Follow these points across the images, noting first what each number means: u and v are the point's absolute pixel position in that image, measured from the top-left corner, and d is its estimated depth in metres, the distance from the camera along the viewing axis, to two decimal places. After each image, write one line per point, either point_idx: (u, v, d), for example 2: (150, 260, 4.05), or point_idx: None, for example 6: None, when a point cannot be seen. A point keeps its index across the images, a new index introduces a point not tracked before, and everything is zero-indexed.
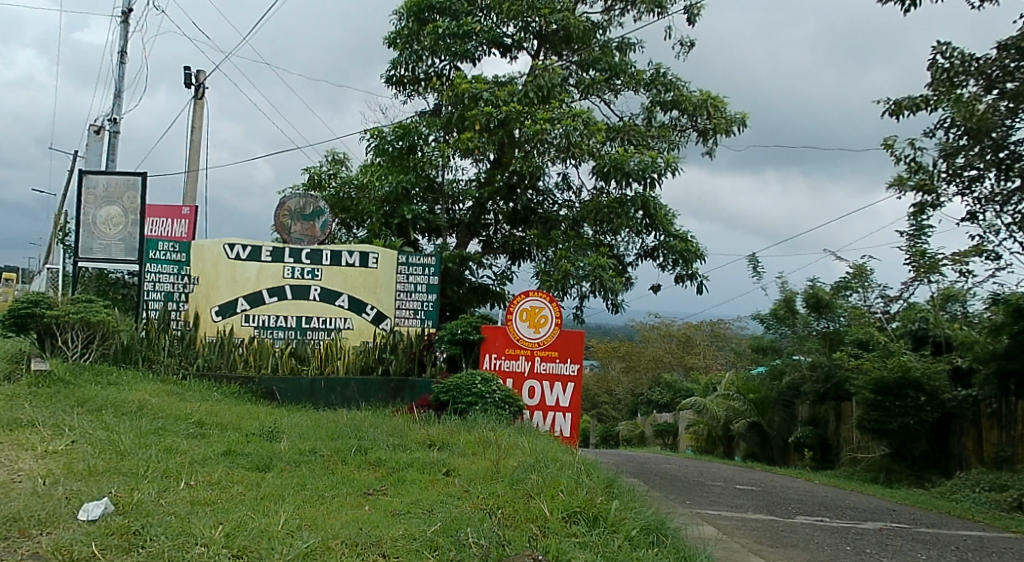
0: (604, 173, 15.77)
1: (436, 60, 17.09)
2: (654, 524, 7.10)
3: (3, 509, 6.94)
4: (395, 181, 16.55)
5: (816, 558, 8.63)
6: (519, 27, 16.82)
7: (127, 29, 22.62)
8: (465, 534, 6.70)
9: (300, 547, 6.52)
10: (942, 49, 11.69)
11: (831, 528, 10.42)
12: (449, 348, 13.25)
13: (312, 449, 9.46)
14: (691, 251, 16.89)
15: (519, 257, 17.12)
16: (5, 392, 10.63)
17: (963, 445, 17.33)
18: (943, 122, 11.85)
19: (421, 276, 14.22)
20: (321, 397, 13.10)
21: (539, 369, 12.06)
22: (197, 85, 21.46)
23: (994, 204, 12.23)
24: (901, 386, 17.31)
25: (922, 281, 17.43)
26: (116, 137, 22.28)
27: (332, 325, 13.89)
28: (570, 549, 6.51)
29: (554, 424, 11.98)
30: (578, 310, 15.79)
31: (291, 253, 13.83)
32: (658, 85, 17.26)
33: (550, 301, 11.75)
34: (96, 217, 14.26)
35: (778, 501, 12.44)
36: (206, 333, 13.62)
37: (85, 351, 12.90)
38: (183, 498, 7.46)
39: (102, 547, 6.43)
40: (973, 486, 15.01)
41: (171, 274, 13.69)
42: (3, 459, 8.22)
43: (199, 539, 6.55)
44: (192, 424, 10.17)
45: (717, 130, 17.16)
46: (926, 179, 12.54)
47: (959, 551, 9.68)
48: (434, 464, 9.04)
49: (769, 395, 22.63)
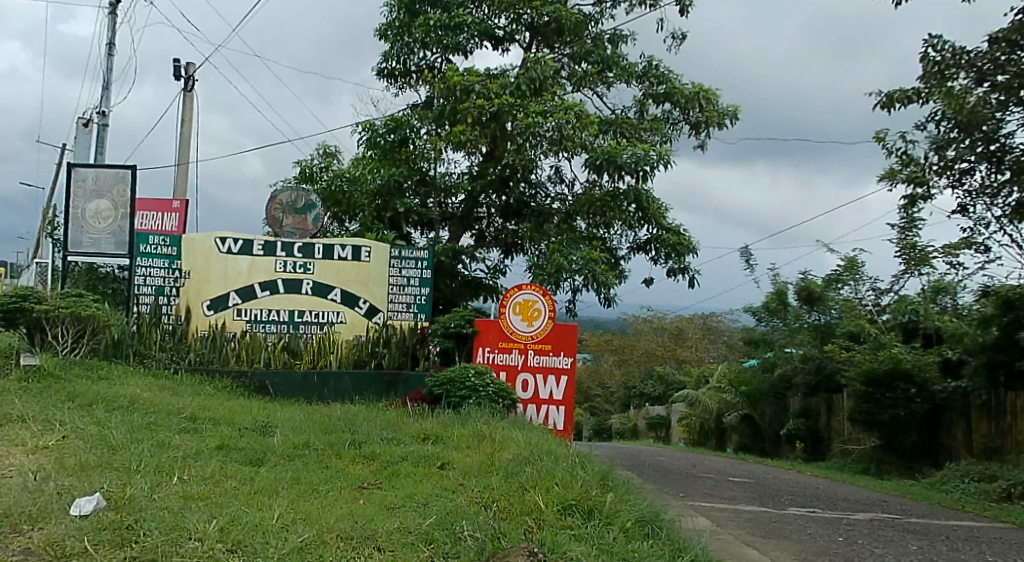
0: (597, 165, 15.79)
1: (427, 53, 17.06)
2: (647, 516, 7.16)
3: None
4: (387, 174, 16.52)
5: (809, 549, 8.67)
6: (511, 19, 16.91)
7: (115, 21, 22.58)
8: (461, 527, 6.75)
9: (294, 541, 6.55)
10: (933, 41, 11.71)
11: (823, 518, 10.48)
12: (443, 341, 13.31)
13: (305, 443, 9.48)
14: (684, 245, 16.93)
15: (512, 250, 17.21)
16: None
17: (952, 436, 17.42)
18: (933, 115, 11.85)
19: (414, 270, 14.09)
20: (314, 391, 13.18)
21: (532, 361, 12.10)
22: (187, 77, 21.41)
23: (985, 197, 12.30)
24: (891, 377, 17.44)
25: (912, 274, 17.50)
26: (105, 130, 22.23)
27: (326, 319, 13.88)
28: (565, 542, 6.53)
29: (548, 417, 12.03)
30: (571, 304, 15.87)
31: (284, 246, 13.83)
32: (650, 77, 17.34)
33: (543, 295, 11.73)
34: (85, 210, 14.23)
35: (770, 493, 12.48)
36: (198, 327, 13.61)
37: (76, 346, 12.95)
38: (176, 493, 7.48)
39: (95, 543, 6.42)
40: (962, 476, 15.11)
41: (161, 267, 13.65)
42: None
43: (193, 534, 6.57)
44: (184, 419, 10.18)
45: (709, 122, 17.19)
46: (918, 171, 12.57)
47: (950, 541, 9.75)
48: (428, 457, 9.08)
49: (761, 387, 22.78)
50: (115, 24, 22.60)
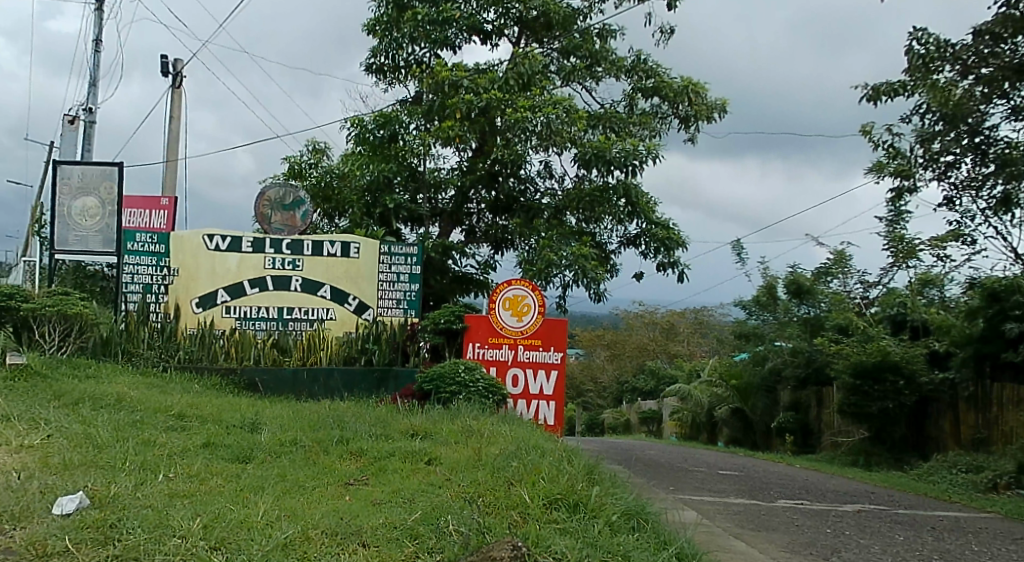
0: (586, 160, 15.78)
1: (416, 48, 17.05)
2: (634, 509, 7.18)
3: None
4: (376, 169, 16.55)
5: (796, 541, 8.69)
6: (499, 14, 16.85)
7: (100, 16, 22.52)
8: (445, 522, 6.76)
9: (278, 538, 6.54)
10: (918, 35, 11.72)
11: (811, 510, 10.51)
12: (432, 338, 13.40)
13: (292, 439, 9.48)
14: (673, 239, 16.92)
15: (503, 245, 17.13)
16: None
17: (940, 427, 17.45)
18: (919, 108, 11.84)
19: (404, 266, 14.17)
20: (304, 387, 13.16)
21: (522, 357, 12.10)
22: (175, 74, 21.38)
23: (970, 190, 12.29)
24: (880, 369, 17.51)
25: (901, 266, 17.53)
26: (91, 127, 22.16)
27: (315, 316, 13.86)
28: (550, 535, 6.50)
29: (538, 412, 12.02)
30: (561, 300, 15.86)
31: (272, 243, 13.81)
32: (639, 71, 17.35)
33: (533, 290, 11.76)
34: (72, 208, 14.20)
35: (760, 485, 12.50)
36: (187, 325, 13.58)
37: (62, 344, 12.95)
38: (161, 491, 7.47)
39: (77, 541, 6.41)
40: (950, 467, 15.15)
41: (149, 265, 13.55)
42: None
43: (177, 531, 6.57)
44: (172, 417, 10.16)
45: (698, 116, 17.15)
46: (904, 164, 12.58)
47: (936, 531, 9.78)
48: (416, 452, 9.08)
49: (752, 381, 22.85)
50: (101, 19, 22.52)
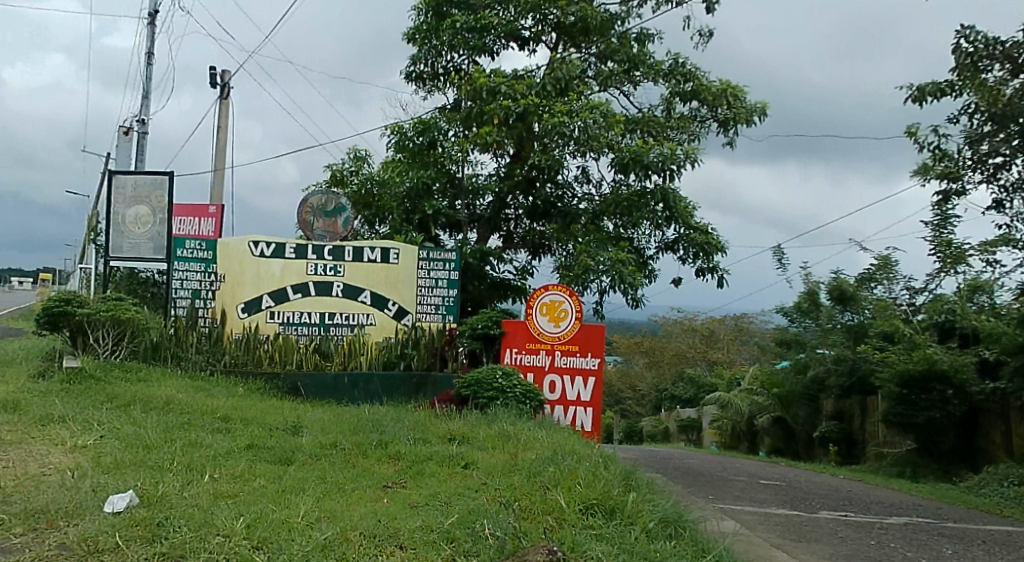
0: (624, 165, 15.50)
1: (454, 55, 16.84)
2: (671, 516, 6.86)
3: (31, 501, 6.90)
4: (416, 176, 16.36)
5: (839, 553, 8.35)
6: (537, 19, 16.67)
7: (154, 30, 22.59)
8: (482, 524, 6.49)
9: (317, 538, 6.33)
10: (965, 32, 11.33)
11: (855, 522, 10.13)
12: (470, 343, 13.06)
13: (332, 442, 9.27)
14: (712, 244, 16.56)
15: (540, 251, 16.93)
16: (39, 391, 10.66)
17: (991, 439, 17.00)
18: (966, 108, 11.44)
19: (442, 271, 13.94)
20: (344, 393, 12.91)
21: (559, 363, 11.82)
22: (223, 85, 21.37)
23: (1021, 193, 11.85)
24: (927, 379, 16.99)
25: (948, 273, 17.05)
26: (144, 138, 22.23)
27: (355, 321, 13.69)
28: (586, 541, 6.24)
29: (575, 419, 11.70)
30: (599, 306, 15.55)
31: (314, 249, 13.65)
32: (677, 75, 16.96)
33: (570, 295, 11.51)
34: (125, 216, 14.12)
35: (801, 496, 12.14)
36: (233, 330, 13.46)
37: (116, 348, 12.85)
38: (207, 490, 7.29)
39: (125, 539, 6.29)
40: (1001, 480, 14.67)
41: (198, 271, 13.46)
42: (35, 453, 8.22)
43: (221, 530, 6.40)
44: (218, 419, 10.00)
45: (737, 119, 16.79)
46: (951, 167, 12.17)
47: (986, 545, 9.39)
48: (453, 456, 8.83)
49: (794, 389, 22.42)
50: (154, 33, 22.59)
